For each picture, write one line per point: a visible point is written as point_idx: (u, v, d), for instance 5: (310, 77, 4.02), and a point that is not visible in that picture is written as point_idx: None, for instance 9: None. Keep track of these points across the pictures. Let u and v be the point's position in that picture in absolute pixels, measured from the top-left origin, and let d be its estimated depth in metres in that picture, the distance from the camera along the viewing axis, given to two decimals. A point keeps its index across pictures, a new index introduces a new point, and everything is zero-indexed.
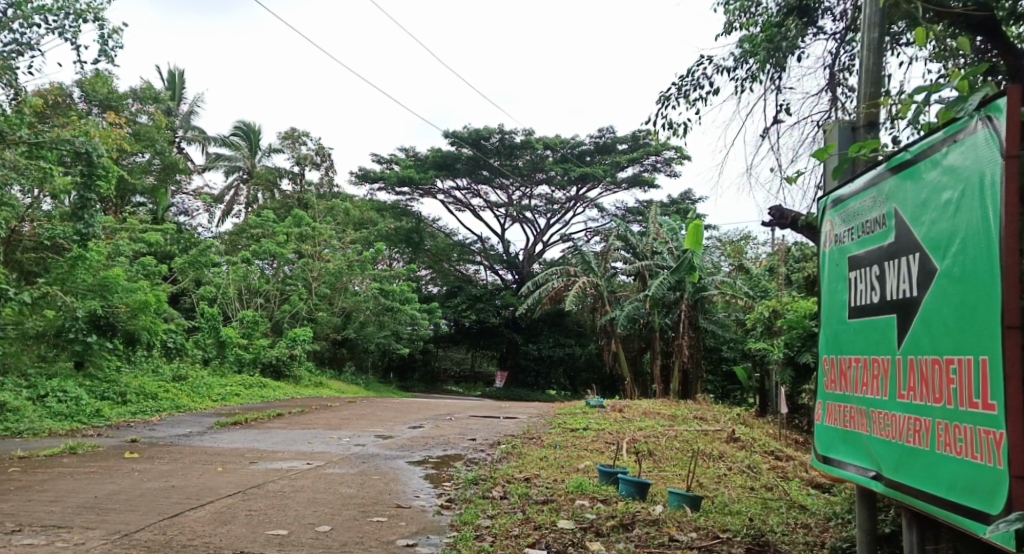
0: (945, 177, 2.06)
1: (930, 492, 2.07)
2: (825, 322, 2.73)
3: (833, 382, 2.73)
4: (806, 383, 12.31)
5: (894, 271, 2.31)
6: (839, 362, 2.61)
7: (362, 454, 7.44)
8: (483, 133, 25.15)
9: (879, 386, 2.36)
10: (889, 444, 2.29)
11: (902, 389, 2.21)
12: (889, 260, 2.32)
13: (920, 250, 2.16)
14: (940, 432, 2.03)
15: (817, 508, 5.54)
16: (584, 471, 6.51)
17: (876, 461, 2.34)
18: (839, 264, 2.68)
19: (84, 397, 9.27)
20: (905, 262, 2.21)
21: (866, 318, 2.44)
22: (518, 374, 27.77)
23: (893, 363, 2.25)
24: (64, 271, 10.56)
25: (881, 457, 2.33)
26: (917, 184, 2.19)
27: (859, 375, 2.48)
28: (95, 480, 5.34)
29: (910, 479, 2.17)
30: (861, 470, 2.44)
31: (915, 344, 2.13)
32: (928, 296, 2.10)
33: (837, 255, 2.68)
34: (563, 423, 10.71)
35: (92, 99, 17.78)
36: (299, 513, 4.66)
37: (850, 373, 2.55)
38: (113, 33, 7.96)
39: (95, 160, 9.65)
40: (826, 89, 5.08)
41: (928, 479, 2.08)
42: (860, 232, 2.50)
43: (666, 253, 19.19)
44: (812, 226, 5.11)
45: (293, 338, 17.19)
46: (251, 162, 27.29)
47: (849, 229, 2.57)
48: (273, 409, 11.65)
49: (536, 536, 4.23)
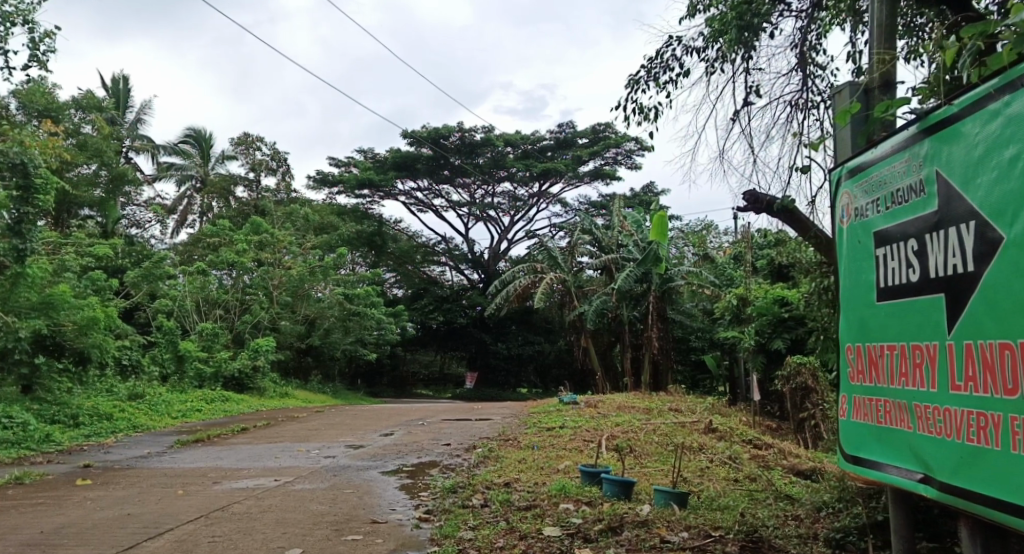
0: (1006, 131, 1.74)
1: (1000, 502, 1.72)
2: (844, 307, 2.39)
3: (856, 375, 2.38)
4: (777, 368, 12.35)
5: (936, 245, 1.97)
6: (867, 352, 2.27)
7: (333, 466, 7.14)
8: (442, 133, 24.78)
9: (922, 377, 2.02)
10: (938, 444, 1.94)
11: (956, 381, 1.87)
12: (930, 233, 1.99)
13: (975, 218, 1.82)
14: (1016, 430, 1.66)
15: (804, 497, 5.44)
16: (565, 471, 6.32)
17: (922, 464, 2.00)
18: (860, 242, 2.35)
19: (32, 422, 8.77)
20: (956, 232, 1.88)
21: (902, 301, 2.10)
22: (488, 375, 27.52)
23: (944, 350, 1.91)
24: (4, 291, 9.72)
25: (928, 460, 1.98)
26: (967, 143, 1.86)
27: (896, 365, 2.10)
28: (42, 513, 4.96)
29: (970, 485, 1.82)
30: (902, 475, 2.09)
31: (975, 328, 1.79)
32: (988, 271, 1.77)
33: (858, 233, 2.34)
34: (538, 422, 10.52)
35: (31, 110, 17.02)
36: (267, 537, 4.37)
37: (880, 364, 2.21)
38: (45, 37, 7.49)
39: (31, 171, 9.19)
40: (796, 68, 4.97)
41: (996, 485, 1.74)
42: (889, 203, 2.16)
43: (631, 245, 19.16)
44: (788, 210, 5.02)
45: (256, 348, 16.70)
46: (205, 170, 26.52)
47: (875, 201, 2.24)
48: (236, 424, 11.23)
49: (522, 547, 4.01)
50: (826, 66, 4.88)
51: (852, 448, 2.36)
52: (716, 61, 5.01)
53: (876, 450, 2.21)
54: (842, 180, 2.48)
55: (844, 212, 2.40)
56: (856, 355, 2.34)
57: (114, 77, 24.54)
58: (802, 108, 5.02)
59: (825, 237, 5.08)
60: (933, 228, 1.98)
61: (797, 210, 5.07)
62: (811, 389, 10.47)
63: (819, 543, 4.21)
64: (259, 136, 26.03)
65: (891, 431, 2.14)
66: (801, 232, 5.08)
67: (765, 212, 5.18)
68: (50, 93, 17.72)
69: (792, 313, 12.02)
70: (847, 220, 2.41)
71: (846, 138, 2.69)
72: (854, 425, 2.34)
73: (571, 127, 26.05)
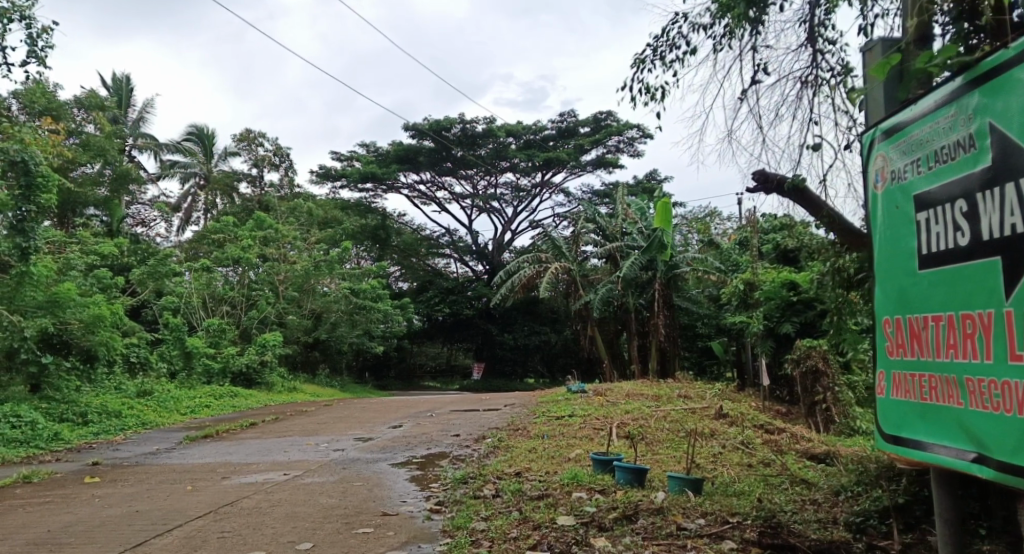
0: None
1: None
2: (878, 278, 2.24)
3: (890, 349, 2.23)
4: (787, 353, 12.25)
5: (990, 203, 1.83)
6: (904, 324, 2.12)
7: (342, 460, 7.08)
8: (444, 124, 24.60)
9: (969, 348, 1.87)
10: (993, 419, 1.80)
11: (1015, 350, 1.74)
12: (982, 191, 1.84)
13: None
14: None
15: (821, 482, 5.36)
16: (577, 460, 6.25)
17: (974, 441, 1.86)
18: (895, 207, 2.20)
19: (40, 421, 8.74)
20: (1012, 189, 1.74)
21: (946, 265, 1.95)
22: (495, 366, 27.49)
23: (999, 319, 1.77)
24: (9, 290, 9.69)
25: (980, 436, 1.84)
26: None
27: (942, 338, 1.95)
28: (50, 511, 4.91)
29: None
30: (947, 454, 1.95)
31: None
32: None
33: (894, 197, 2.19)
34: (547, 411, 10.45)
35: (32, 109, 16.97)
36: (277, 531, 4.31)
37: (919, 337, 2.06)
38: (43, 32, 7.40)
39: (32, 169, 9.22)
40: (805, 44, 4.85)
41: None
42: (931, 163, 2.01)
43: (637, 233, 19.04)
44: (798, 190, 4.93)
45: (262, 343, 16.67)
46: (209, 169, 26.33)
47: (915, 161, 2.09)
48: (245, 419, 11.19)
49: (537, 537, 3.94)
50: (836, 41, 4.76)
51: (889, 428, 2.21)
52: (723, 37, 4.90)
53: (920, 430, 2.06)
54: (873, 141, 2.33)
55: (878, 175, 2.25)
56: (892, 328, 2.19)
57: (114, 75, 24.45)
58: (812, 84, 4.90)
59: (838, 217, 4.86)
60: (986, 184, 1.83)
61: (807, 190, 4.96)
62: (821, 373, 10.39)
63: (838, 528, 4.12)
64: (261, 131, 25.93)
65: (934, 409, 1.99)
66: (813, 213, 4.94)
67: (774, 193, 5.09)
68: (50, 92, 17.64)
69: (801, 297, 11.93)
70: (880, 184, 2.27)
71: (878, 96, 2.54)
72: (891, 403, 2.19)
73: (573, 115, 25.89)
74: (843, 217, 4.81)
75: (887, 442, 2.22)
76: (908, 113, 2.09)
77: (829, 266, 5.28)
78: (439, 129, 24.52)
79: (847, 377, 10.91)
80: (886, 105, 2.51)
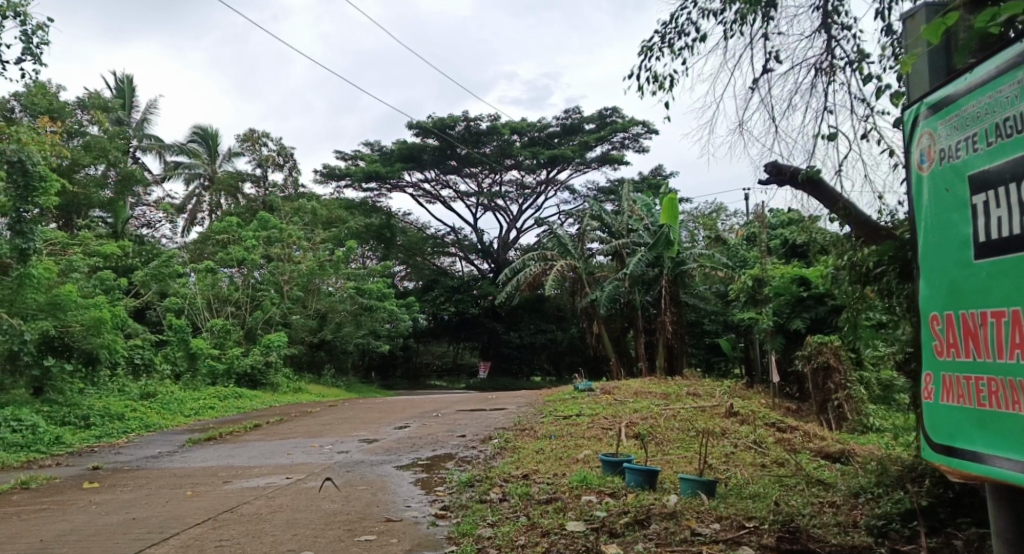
0: None
1: None
2: (925, 268, 2.13)
3: (940, 350, 2.11)
4: (798, 350, 12.07)
5: None
6: (955, 320, 2.01)
7: (346, 462, 6.95)
8: (448, 122, 24.42)
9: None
10: None
11: None
12: None
13: None
14: None
15: (838, 482, 5.20)
16: (585, 461, 6.09)
17: None
18: (946, 189, 2.08)
19: (41, 425, 8.66)
20: None
21: (1007, 255, 1.83)
22: (502, 364, 27.36)
23: None
24: (9, 293, 9.60)
25: None
26: None
27: (1001, 338, 1.83)
28: (45, 519, 4.79)
29: None
30: (1010, 466, 1.81)
31: None
32: None
33: (945, 178, 2.08)
34: (555, 410, 10.30)
35: (34, 111, 16.91)
36: (277, 539, 4.17)
37: (972, 336, 1.94)
38: (38, 29, 7.28)
39: (30, 169, 9.22)
40: (819, 28, 4.67)
41: None
42: (993, 137, 1.89)
43: (643, 230, 18.85)
44: (813, 181, 4.77)
45: (267, 344, 16.55)
46: (212, 168, 26.42)
47: (972, 137, 1.97)
48: (249, 421, 11.08)
49: (545, 545, 3.80)
50: (851, 25, 4.57)
51: (940, 437, 2.08)
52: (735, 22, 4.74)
53: (975, 440, 1.94)
54: (918, 117, 2.22)
55: (925, 154, 2.14)
56: (941, 325, 2.07)
57: (119, 77, 24.39)
58: (825, 71, 4.73)
59: (854, 210, 4.73)
60: None
61: (822, 182, 4.80)
62: (833, 369, 10.22)
63: (859, 532, 3.95)
64: (265, 131, 25.86)
65: (993, 416, 1.87)
66: (828, 205, 4.78)
67: (788, 184, 4.93)
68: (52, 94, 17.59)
69: (811, 292, 11.76)
70: (927, 165, 2.15)
71: (923, 67, 2.50)
72: (942, 409, 2.07)
73: (578, 112, 25.71)
74: (859, 209, 4.65)
75: (938, 453, 2.10)
76: (965, 84, 1.97)
77: (842, 260, 5.12)
78: (442, 128, 24.36)
79: (859, 374, 10.74)
80: (932, 77, 2.47)
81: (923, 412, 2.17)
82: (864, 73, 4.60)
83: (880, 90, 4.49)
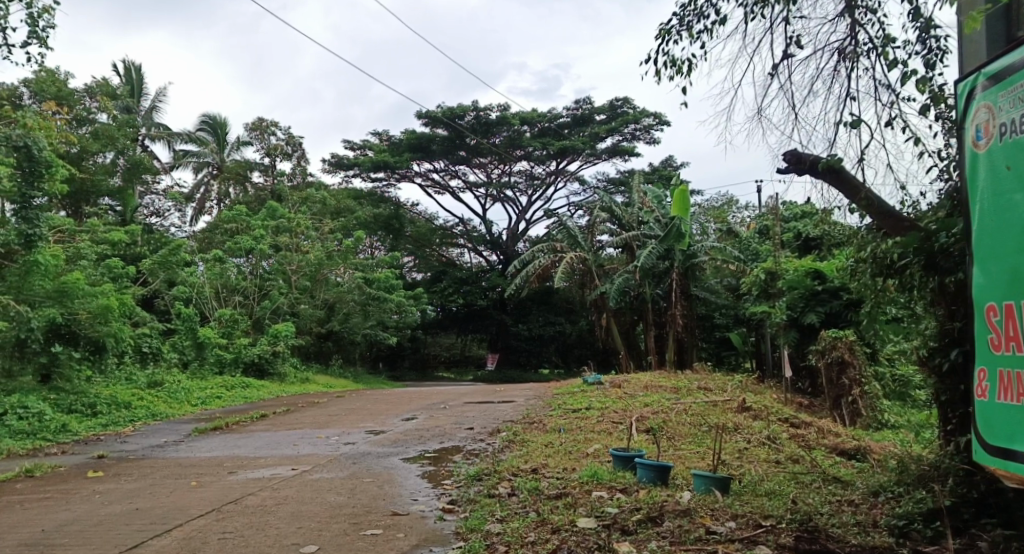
0: None
1: None
2: (983, 252, 2.28)
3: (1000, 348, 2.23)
4: (811, 344, 11.90)
5: None
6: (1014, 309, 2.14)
7: (352, 454, 6.87)
8: (457, 112, 24.29)
9: None
10: None
11: None
12: None
13: None
14: None
15: (856, 481, 5.07)
16: (595, 455, 5.98)
17: None
18: (1002, 168, 2.24)
19: (47, 412, 8.62)
20: None
21: None
22: (510, 356, 27.28)
23: None
24: (16, 280, 9.54)
25: None
26: None
27: None
28: (47, 509, 4.72)
29: None
30: None
31: None
32: None
33: (1000, 159, 2.24)
34: (564, 403, 10.20)
35: (42, 97, 16.88)
36: (281, 532, 4.08)
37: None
38: (43, 12, 7.20)
39: (36, 154, 9.15)
40: (843, 12, 4.52)
41: None
42: None
43: (653, 222, 18.68)
44: (833, 170, 4.67)
45: (275, 333, 16.49)
46: (221, 157, 26.38)
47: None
48: (256, 410, 11.03)
49: (556, 542, 3.69)
50: (876, 9, 4.42)
51: (994, 439, 2.20)
52: (756, 4, 4.60)
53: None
54: (973, 95, 2.39)
55: (982, 130, 2.31)
56: (999, 317, 2.20)
57: (127, 65, 24.30)
58: (849, 57, 4.58)
59: (877, 200, 4.60)
60: None
61: (843, 170, 4.68)
62: (847, 364, 10.08)
63: (879, 532, 3.84)
64: (273, 120, 25.78)
65: None
66: (849, 195, 4.67)
67: (807, 174, 4.82)
68: (60, 81, 17.55)
69: (825, 286, 11.62)
70: (984, 142, 2.32)
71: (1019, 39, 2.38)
72: (996, 406, 2.19)
73: (588, 103, 25.50)
74: (882, 199, 4.53)
75: (991, 454, 2.22)
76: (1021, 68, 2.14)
77: (863, 253, 4.97)
78: (452, 118, 24.27)
79: (874, 369, 10.59)
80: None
81: (978, 414, 2.30)
82: (889, 58, 4.45)
83: (907, 75, 4.34)
